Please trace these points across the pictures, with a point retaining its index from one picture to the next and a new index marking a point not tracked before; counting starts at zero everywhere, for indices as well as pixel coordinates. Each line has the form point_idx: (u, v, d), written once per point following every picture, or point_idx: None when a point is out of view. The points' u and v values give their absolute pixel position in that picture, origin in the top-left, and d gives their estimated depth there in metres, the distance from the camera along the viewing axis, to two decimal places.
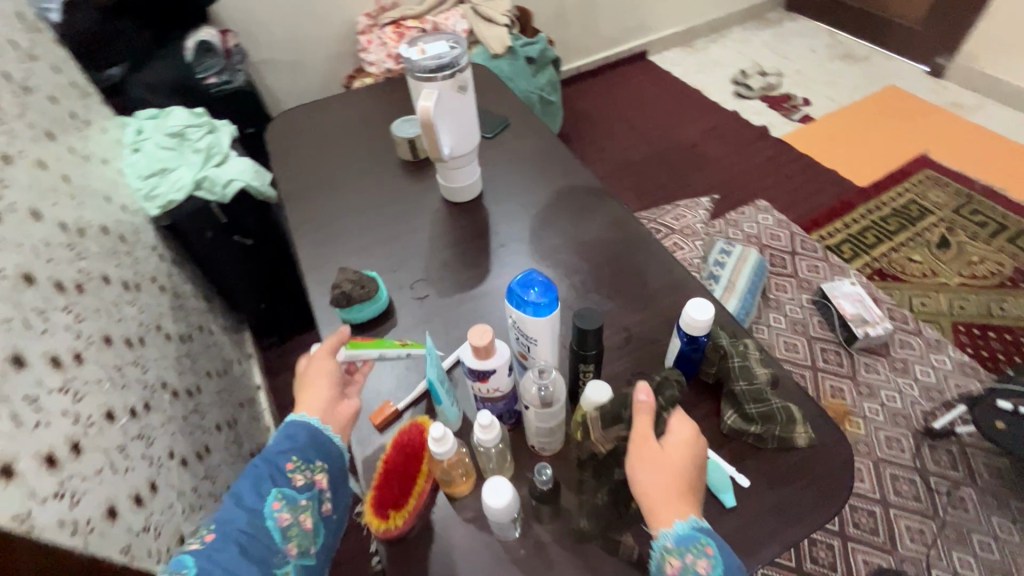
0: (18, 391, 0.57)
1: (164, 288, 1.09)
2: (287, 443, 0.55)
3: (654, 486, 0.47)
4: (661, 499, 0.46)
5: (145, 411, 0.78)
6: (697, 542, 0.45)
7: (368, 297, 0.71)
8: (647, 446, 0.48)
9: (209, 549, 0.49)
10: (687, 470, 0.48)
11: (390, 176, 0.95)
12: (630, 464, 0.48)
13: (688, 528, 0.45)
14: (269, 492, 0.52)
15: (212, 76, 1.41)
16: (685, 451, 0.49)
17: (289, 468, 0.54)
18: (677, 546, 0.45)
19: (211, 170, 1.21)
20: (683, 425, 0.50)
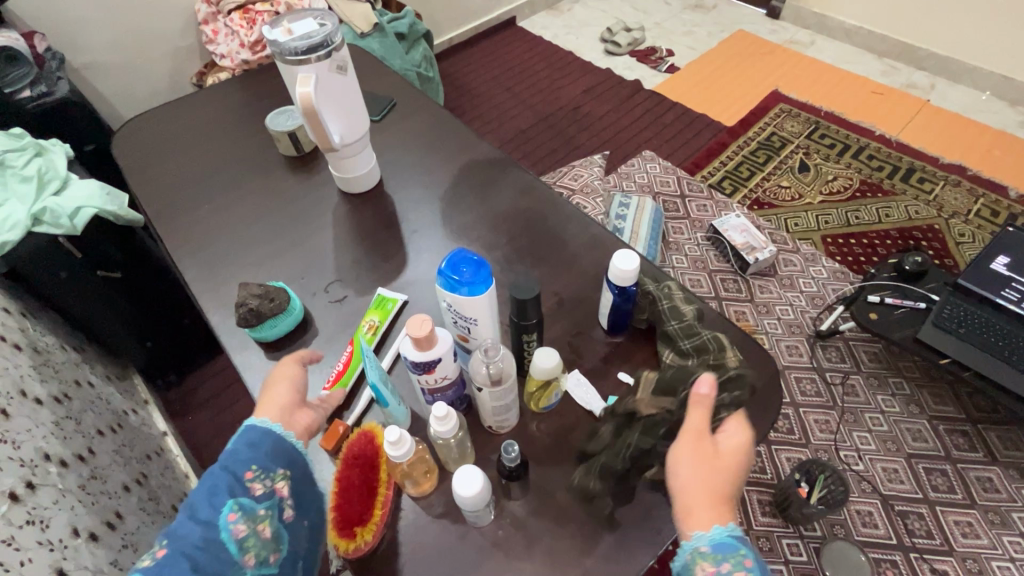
0: None
1: (19, 346, 0.92)
2: (245, 453, 0.47)
3: (696, 490, 0.45)
4: (699, 504, 0.45)
5: (29, 491, 0.66)
6: (736, 553, 0.43)
7: (280, 310, 0.65)
8: (702, 446, 0.47)
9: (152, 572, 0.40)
10: (732, 478, 0.47)
11: (275, 176, 0.86)
12: (675, 460, 0.47)
13: (728, 537, 0.43)
14: (222, 504, 0.43)
15: (25, 89, 1.20)
16: (734, 458, 0.48)
17: (248, 474, 0.46)
18: (714, 552, 0.43)
19: (51, 199, 1.02)
20: (737, 431, 0.49)
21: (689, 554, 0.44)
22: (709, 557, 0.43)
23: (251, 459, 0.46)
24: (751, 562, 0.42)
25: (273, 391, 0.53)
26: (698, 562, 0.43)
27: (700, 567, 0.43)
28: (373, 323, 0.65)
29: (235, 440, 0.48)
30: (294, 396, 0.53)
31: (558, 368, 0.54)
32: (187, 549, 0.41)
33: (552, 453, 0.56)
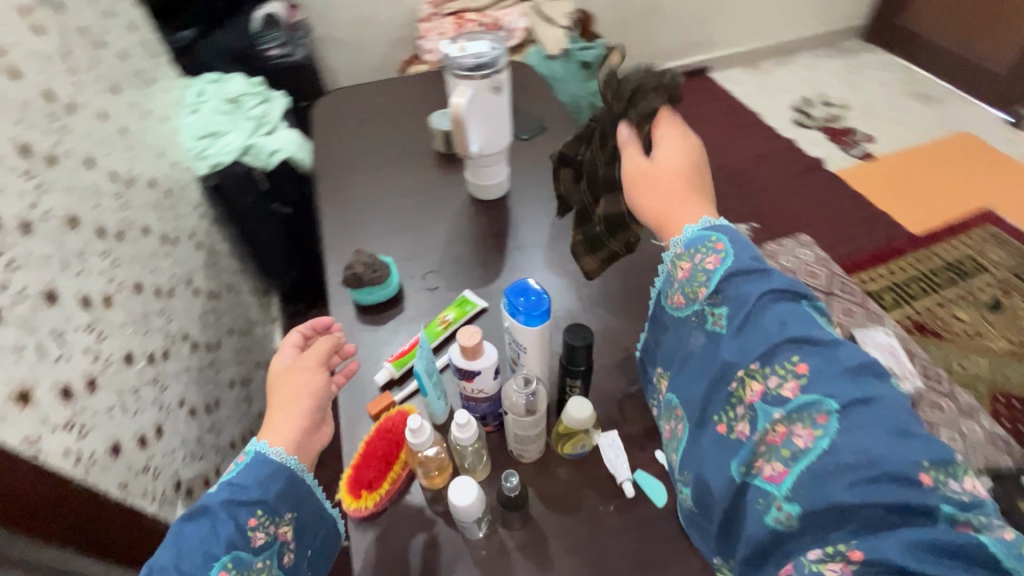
0: (46, 324, 0.60)
1: (201, 245, 1.15)
2: (246, 502, 0.49)
3: (660, 203, 0.59)
4: (672, 211, 0.58)
5: (162, 358, 0.83)
6: (708, 242, 0.52)
7: (378, 281, 0.73)
8: (640, 175, 0.61)
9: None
10: (679, 172, 0.60)
11: (423, 166, 0.97)
12: (631, 194, 0.61)
13: (701, 228, 0.54)
14: (216, 558, 0.46)
15: (274, 48, 1.47)
16: (670, 157, 0.60)
17: (251, 525, 0.48)
18: (686, 250, 0.54)
19: (260, 138, 1.27)
20: (670, 150, 0.61)
21: (671, 261, 0.55)
22: (684, 256, 0.54)
23: (253, 506, 0.49)
24: (720, 246, 0.51)
25: (297, 406, 0.55)
26: (678, 263, 0.54)
27: (679, 268, 0.54)
28: (447, 318, 0.71)
29: (241, 474, 0.50)
30: (312, 417, 0.56)
31: (590, 421, 0.54)
32: None
33: (561, 499, 0.57)
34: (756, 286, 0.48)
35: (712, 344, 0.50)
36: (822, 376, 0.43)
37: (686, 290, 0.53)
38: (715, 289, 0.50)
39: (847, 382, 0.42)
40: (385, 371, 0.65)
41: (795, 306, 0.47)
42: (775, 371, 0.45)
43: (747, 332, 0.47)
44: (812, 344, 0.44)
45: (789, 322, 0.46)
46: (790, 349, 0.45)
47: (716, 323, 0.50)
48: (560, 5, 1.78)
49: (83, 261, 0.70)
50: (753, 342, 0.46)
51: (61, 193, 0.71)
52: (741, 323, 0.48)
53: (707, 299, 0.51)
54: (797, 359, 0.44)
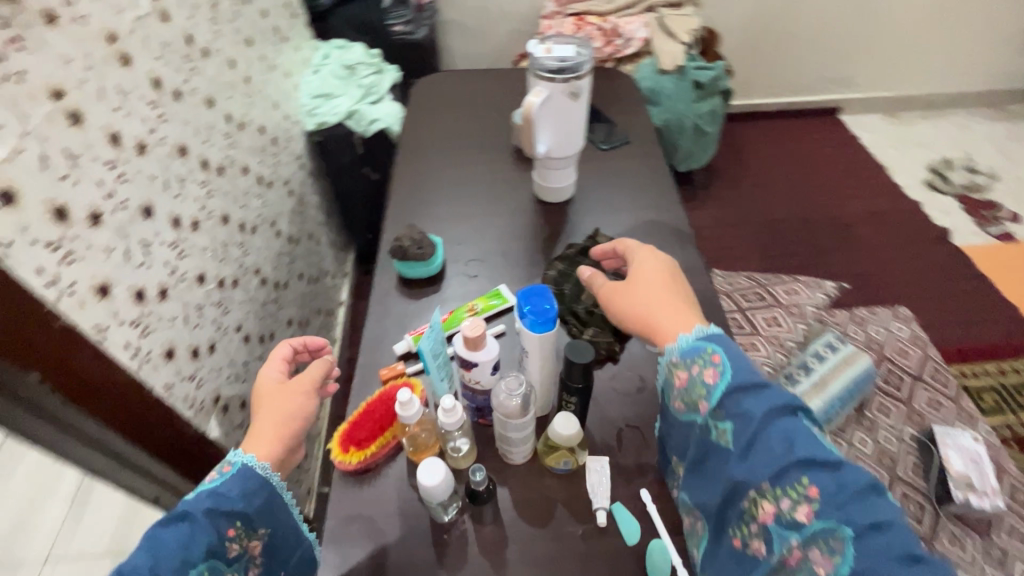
0: (137, 233, 0.69)
1: (293, 193, 1.26)
2: (230, 512, 0.52)
3: (649, 308, 0.58)
4: (659, 317, 0.57)
5: (231, 286, 0.93)
6: (703, 353, 0.52)
7: (422, 258, 0.76)
8: (617, 293, 0.61)
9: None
10: (657, 279, 0.61)
11: (498, 157, 0.99)
12: (614, 310, 0.61)
13: (695, 339, 0.54)
14: (195, 563, 0.49)
15: (399, 25, 1.55)
16: (643, 267, 0.62)
17: (230, 535, 0.52)
18: (682, 359, 0.53)
19: (365, 106, 1.37)
20: (645, 266, 0.62)
21: (666, 368, 0.55)
22: (681, 364, 0.53)
23: (234, 518, 0.53)
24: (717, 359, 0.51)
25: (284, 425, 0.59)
26: (674, 371, 0.54)
27: (676, 376, 0.53)
28: (474, 308, 0.73)
29: (228, 484, 0.54)
30: (294, 439, 0.60)
31: (575, 439, 0.54)
32: None
33: (531, 508, 0.57)
34: (754, 399, 0.48)
35: (716, 456, 0.49)
36: (836, 506, 0.43)
37: (686, 400, 0.52)
38: (716, 403, 0.49)
39: (860, 509, 0.42)
40: (403, 343, 0.68)
41: (797, 422, 0.47)
42: (787, 493, 0.44)
43: (755, 454, 0.46)
44: (821, 467, 0.44)
45: (796, 443, 0.45)
46: (801, 472, 0.44)
47: (718, 436, 0.49)
48: (686, 20, 1.72)
49: (182, 187, 0.80)
50: (761, 465, 0.46)
51: (179, 125, 0.81)
52: (745, 441, 0.47)
53: (708, 411, 0.50)
54: (808, 482, 0.44)
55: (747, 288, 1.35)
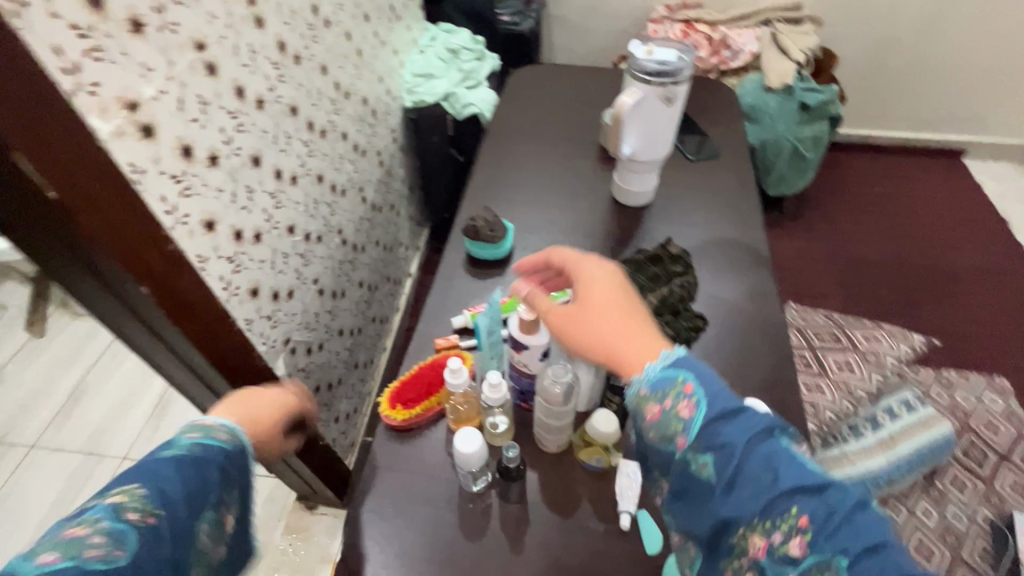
0: (245, 180, 0.77)
1: (382, 163, 1.33)
2: (240, 468, 0.49)
3: (608, 335, 0.49)
4: (620, 346, 0.48)
5: (315, 241, 1.00)
6: (673, 384, 0.44)
7: (492, 240, 0.79)
8: (564, 317, 0.52)
9: (155, 533, 0.40)
10: (610, 298, 0.51)
11: (581, 154, 1.00)
12: (563, 337, 0.52)
13: (659, 366, 0.46)
14: (209, 512, 0.45)
15: (506, 15, 1.59)
16: (594, 282, 0.53)
17: (237, 495, 0.49)
18: (649, 389, 0.44)
19: (461, 90, 1.42)
20: (595, 281, 0.53)
21: (632, 396, 0.46)
22: (647, 396, 0.45)
23: (241, 474, 0.50)
24: (690, 389, 0.42)
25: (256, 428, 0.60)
26: (642, 403, 0.45)
27: (644, 406, 0.45)
28: None
29: (238, 442, 0.50)
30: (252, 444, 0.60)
31: (612, 436, 0.56)
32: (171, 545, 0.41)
33: (556, 497, 0.58)
34: (731, 422, 0.41)
35: (695, 490, 0.42)
36: (833, 537, 0.35)
37: (657, 430, 0.44)
38: (695, 437, 0.42)
39: (858, 538, 0.35)
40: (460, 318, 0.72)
41: (779, 442, 0.39)
42: (778, 526, 0.36)
43: (741, 488, 0.38)
44: (811, 492, 0.37)
45: (781, 467, 0.38)
46: (790, 501, 0.37)
47: (698, 469, 0.41)
48: (803, 38, 1.63)
49: (287, 143, 0.87)
50: (748, 499, 0.38)
51: (294, 87, 0.88)
52: (727, 473, 0.39)
53: (684, 445, 0.42)
54: (799, 511, 0.36)
55: (822, 327, 1.28)
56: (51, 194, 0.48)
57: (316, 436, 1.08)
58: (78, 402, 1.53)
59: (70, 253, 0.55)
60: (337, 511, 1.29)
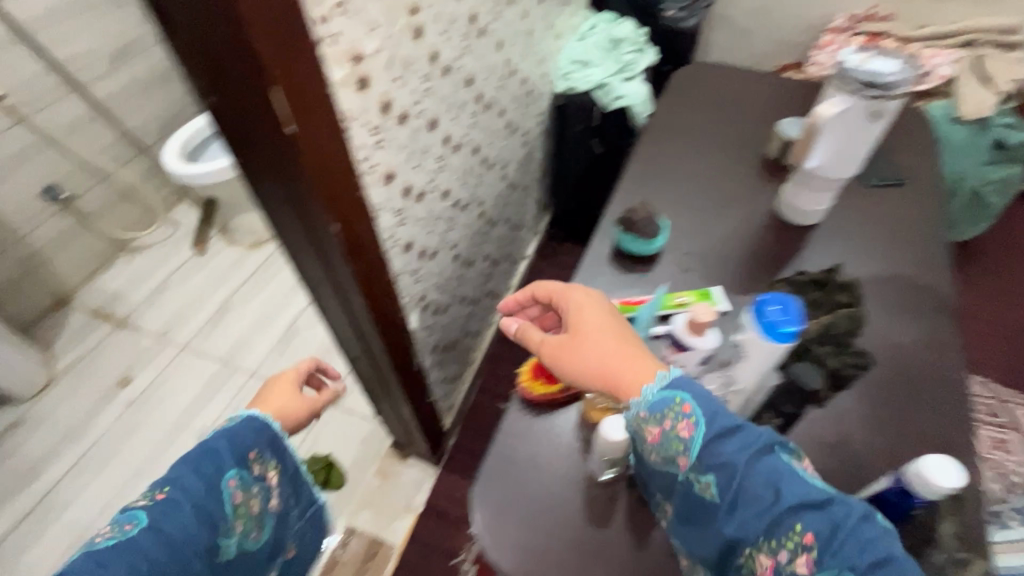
0: (422, 142, 0.81)
1: (526, 145, 1.36)
2: (253, 435, 0.63)
3: (604, 360, 0.54)
4: (618, 368, 0.54)
5: (461, 209, 1.04)
6: (672, 407, 0.50)
7: (645, 235, 0.78)
8: (557, 350, 0.57)
9: (158, 504, 0.53)
10: (596, 326, 0.56)
11: (744, 162, 0.95)
12: (560, 366, 0.57)
13: (659, 389, 0.51)
14: (226, 470, 0.58)
15: (672, 9, 1.53)
16: (579, 311, 0.58)
17: (251, 456, 0.61)
18: (652, 413, 0.50)
19: (616, 81, 1.40)
20: (579, 311, 0.58)
21: (635, 423, 0.52)
22: (649, 421, 0.50)
23: (255, 440, 0.62)
24: (688, 412, 0.49)
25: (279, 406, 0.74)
26: (646, 427, 0.51)
27: (647, 432, 0.51)
28: (684, 300, 0.71)
29: (242, 417, 0.64)
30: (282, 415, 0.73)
31: None
32: (192, 499, 0.54)
33: None
34: (730, 445, 0.47)
35: (702, 511, 0.47)
36: (834, 550, 0.41)
37: (661, 454, 0.50)
38: (695, 457, 0.48)
39: (857, 550, 0.41)
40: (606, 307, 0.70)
41: (778, 463, 0.46)
42: (784, 544, 0.42)
43: (745, 507, 0.44)
44: (811, 509, 0.43)
45: (783, 485, 0.44)
46: (793, 519, 0.43)
47: (702, 489, 0.47)
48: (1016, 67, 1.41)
49: (459, 112, 0.92)
50: (752, 518, 0.44)
51: (474, 59, 0.92)
52: (731, 494, 0.45)
53: (688, 466, 0.48)
54: (802, 529, 0.42)
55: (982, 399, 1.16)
56: (288, 127, 0.54)
57: (425, 392, 1.14)
58: (222, 317, 1.74)
59: (284, 180, 0.61)
60: (425, 466, 1.37)
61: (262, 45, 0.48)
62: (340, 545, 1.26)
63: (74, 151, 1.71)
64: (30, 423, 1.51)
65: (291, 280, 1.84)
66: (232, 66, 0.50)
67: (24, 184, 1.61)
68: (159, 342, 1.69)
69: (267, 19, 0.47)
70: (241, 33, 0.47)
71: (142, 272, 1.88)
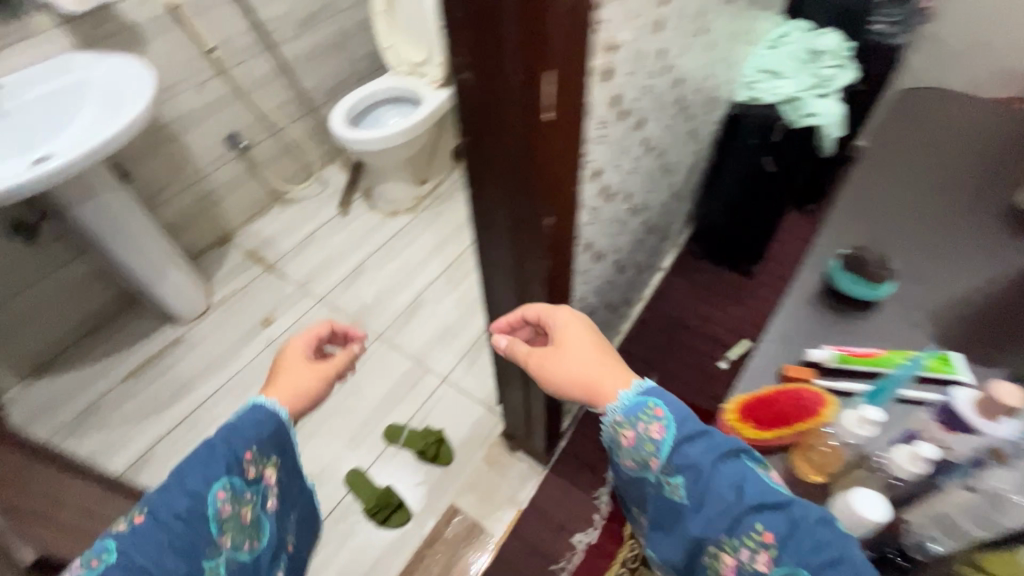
0: (627, 142, 0.78)
1: (695, 154, 1.28)
2: (254, 432, 0.62)
3: (581, 369, 0.63)
4: (593, 376, 0.62)
5: (634, 214, 1.00)
6: (643, 411, 0.56)
7: (873, 279, 0.69)
8: (543, 360, 0.66)
9: (138, 529, 0.51)
10: (579, 341, 0.66)
11: (985, 210, 0.81)
12: (546, 374, 0.66)
13: (634, 395, 0.58)
14: (217, 478, 0.56)
15: (882, 22, 1.38)
16: (564, 328, 0.67)
17: (247, 459, 0.60)
18: (624, 416, 0.57)
19: (809, 96, 1.29)
20: (562, 327, 0.68)
21: (612, 428, 0.58)
22: (622, 422, 0.57)
23: (253, 439, 0.62)
24: (660, 414, 0.55)
25: (295, 377, 0.72)
26: (620, 431, 0.57)
27: (623, 436, 0.56)
28: (921, 360, 0.62)
29: (242, 414, 0.64)
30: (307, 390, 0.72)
31: None
32: (172, 517, 0.52)
33: None
34: (698, 447, 0.52)
35: (675, 510, 0.53)
36: (790, 547, 0.46)
37: (636, 457, 0.56)
38: (665, 459, 0.53)
39: (814, 550, 0.45)
40: (827, 352, 0.63)
41: (740, 465, 0.51)
42: (745, 543, 0.47)
43: (709, 506, 0.50)
44: (770, 509, 0.47)
45: (744, 487, 0.49)
46: (753, 519, 0.47)
47: (672, 490, 0.53)
48: None
49: (660, 115, 0.87)
50: (717, 517, 0.49)
51: (686, 60, 0.86)
52: (695, 493, 0.51)
53: (659, 467, 0.53)
54: (761, 528, 0.47)
55: None
56: (544, 108, 0.53)
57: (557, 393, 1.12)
58: (357, 278, 1.84)
59: (510, 171, 0.60)
60: (534, 463, 1.36)
61: (550, 21, 0.46)
62: (444, 522, 1.28)
63: (258, 105, 1.87)
64: (188, 344, 1.68)
65: (422, 253, 1.90)
66: (503, 48, 0.49)
67: (215, 129, 1.79)
68: (301, 291, 1.81)
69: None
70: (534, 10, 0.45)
71: (293, 224, 2.02)
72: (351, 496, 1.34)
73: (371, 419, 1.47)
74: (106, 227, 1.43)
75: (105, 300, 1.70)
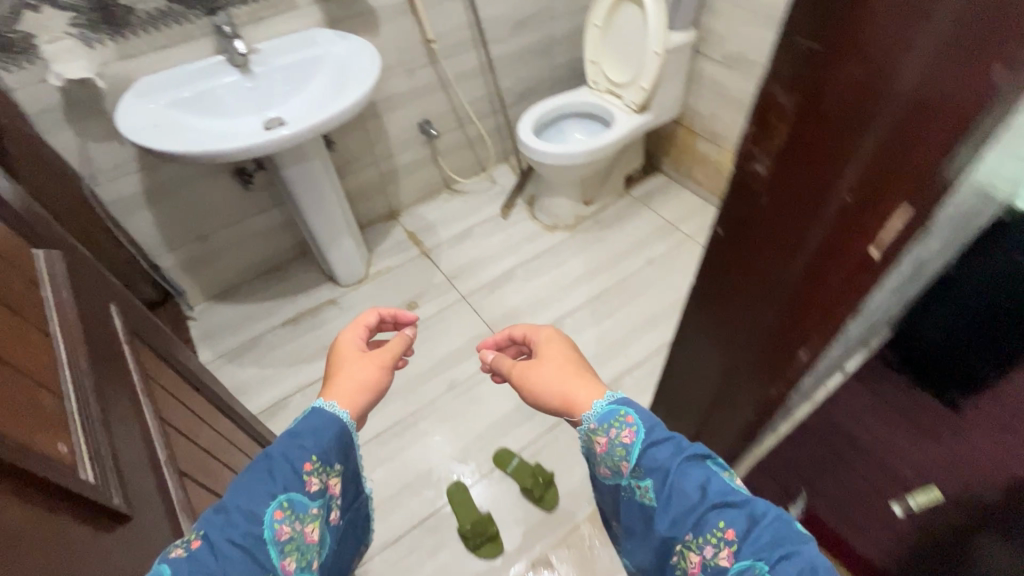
0: (910, 263, 0.62)
1: None
2: (312, 439, 0.58)
3: (561, 379, 0.63)
4: (573, 387, 0.62)
5: (866, 329, 0.83)
6: (616, 417, 0.57)
7: None
8: (523, 368, 0.67)
9: (196, 555, 0.48)
10: (560, 355, 0.66)
11: None
12: (524, 383, 0.66)
13: (607, 403, 0.58)
14: (275, 497, 0.53)
15: None
16: (547, 342, 0.68)
17: (308, 469, 0.57)
18: (597, 423, 0.57)
19: None
20: (546, 341, 0.68)
21: (586, 433, 0.58)
22: (595, 428, 0.57)
23: (314, 447, 0.58)
24: (630, 420, 0.55)
25: (353, 372, 0.66)
26: (594, 436, 0.57)
27: (595, 442, 0.57)
28: None
29: (299, 420, 0.60)
30: (367, 386, 0.67)
31: None
32: (232, 539, 0.49)
33: None
34: (667, 451, 0.53)
35: (644, 514, 0.54)
36: (749, 541, 0.47)
37: (607, 463, 0.57)
38: (636, 463, 0.54)
39: (770, 543, 0.46)
40: None
41: (704, 468, 0.52)
42: (709, 540, 0.48)
43: (675, 506, 0.51)
44: (732, 506, 0.49)
45: (709, 486, 0.50)
46: (715, 516, 0.48)
47: (642, 493, 0.53)
48: None
49: (950, 231, 0.69)
50: (682, 516, 0.50)
51: None
52: (662, 498, 0.51)
53: (629, 471, 0.54)
54: (724, 525, 0.48)
55: None
56: (862, 247, 0.43)
57: None
58: (503, 284, 1.83)
59: (785, 288, 0.51)
60: None
61: (918, 149, 0.35)
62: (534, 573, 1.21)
63: (455, 97, 1.92)
64: (340, 307, 1.80)
65: (572, 276, 1.84)
66: (831, 172, 0.40)
67: (412, 113, 1.87)
68: (448, 283, 1.84)
69: (918, 119, 0.34)
70: (894, 139, 0.36)
71: (455, 215, 2.07)
72: (449, 509, 1.32)
73: (485, 436, 1.45)
74: (306, 190, 1.54)
75: (285, 249, 1.88)
